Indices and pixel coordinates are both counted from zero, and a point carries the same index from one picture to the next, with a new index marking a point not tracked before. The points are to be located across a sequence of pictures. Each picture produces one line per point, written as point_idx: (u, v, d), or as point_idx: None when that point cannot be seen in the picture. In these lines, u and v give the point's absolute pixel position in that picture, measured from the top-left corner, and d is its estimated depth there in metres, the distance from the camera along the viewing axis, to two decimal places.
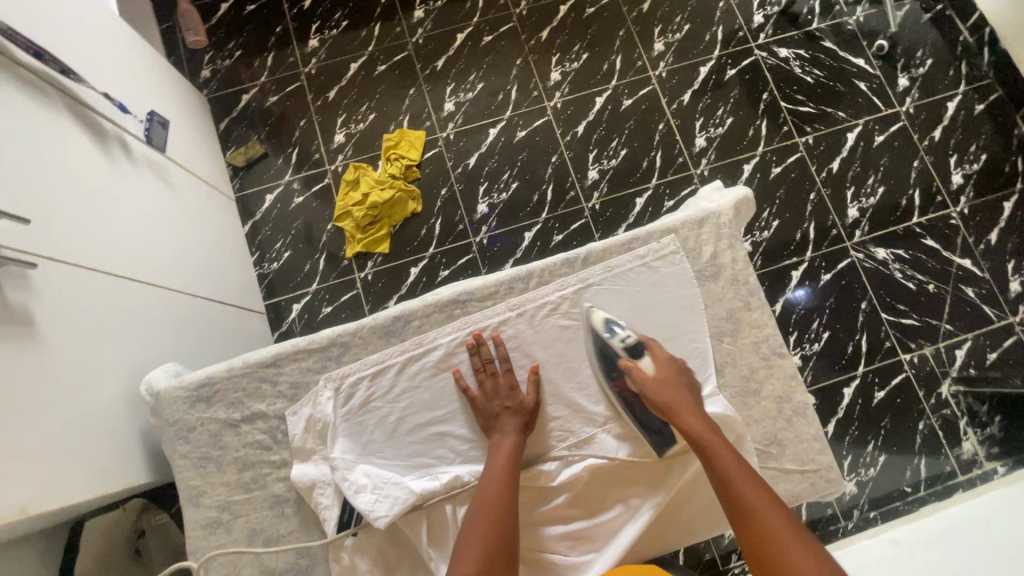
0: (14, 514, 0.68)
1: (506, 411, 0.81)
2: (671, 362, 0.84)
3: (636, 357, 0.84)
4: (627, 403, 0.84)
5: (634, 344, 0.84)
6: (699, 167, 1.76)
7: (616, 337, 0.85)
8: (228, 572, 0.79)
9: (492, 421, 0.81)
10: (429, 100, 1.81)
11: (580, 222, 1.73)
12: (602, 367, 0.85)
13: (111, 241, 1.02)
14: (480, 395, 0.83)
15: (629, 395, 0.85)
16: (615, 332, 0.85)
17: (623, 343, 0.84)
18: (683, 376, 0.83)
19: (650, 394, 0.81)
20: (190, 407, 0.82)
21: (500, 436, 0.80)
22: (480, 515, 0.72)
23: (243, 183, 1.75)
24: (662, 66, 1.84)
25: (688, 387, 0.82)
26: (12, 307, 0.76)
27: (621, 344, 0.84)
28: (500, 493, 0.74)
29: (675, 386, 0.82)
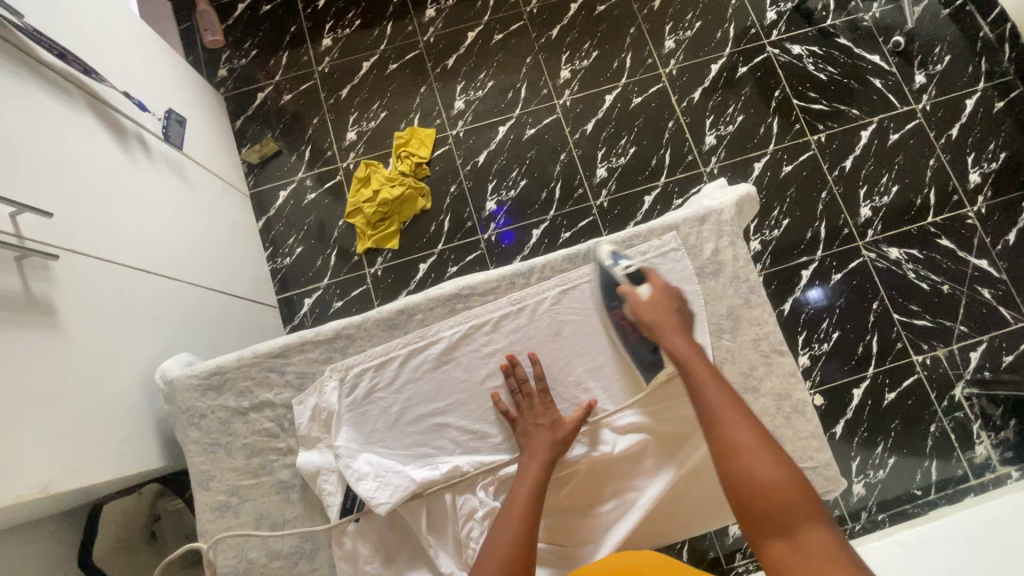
0: (36, 492, 0.72)
1: (539, 429, 0.82)
2: (667, 289, 0.85)
3: (635, 283, 0.85)
4: (621, 332, 0.87)
5: (636, 271, 0.86)
6: (708, 165, 1.75)
7: (620, 266, 0.87)
8: (235, 554, 0.81)
9: (526, 440, 0.81)
10: (439, 98, 1.83)
11: (587, 220, 1.73)
12: (603, 295, 0.88)
13: (129, 234, 1.05)
14: (518, 414, 0.83)
15: (625, 324, 0.87)
16: (620, 261, 0.87)
17: (626, 271, 0.86)
18: (675, 303, 0.84)
19: (643, 314, 0.83)
20: (202, 394, 0.85)
21: (530, 451, 0.80)
22: (506, 531, 0.71)
23: (258, 179, 1.79)
24: (672, 63, 1.83)
25: (678, 315, 0.83)
26: (35, 296, 0.80)
27: (624, 272, 0.86)
28: (526, 508, 0.73)
29: (667, 310, 0.83)
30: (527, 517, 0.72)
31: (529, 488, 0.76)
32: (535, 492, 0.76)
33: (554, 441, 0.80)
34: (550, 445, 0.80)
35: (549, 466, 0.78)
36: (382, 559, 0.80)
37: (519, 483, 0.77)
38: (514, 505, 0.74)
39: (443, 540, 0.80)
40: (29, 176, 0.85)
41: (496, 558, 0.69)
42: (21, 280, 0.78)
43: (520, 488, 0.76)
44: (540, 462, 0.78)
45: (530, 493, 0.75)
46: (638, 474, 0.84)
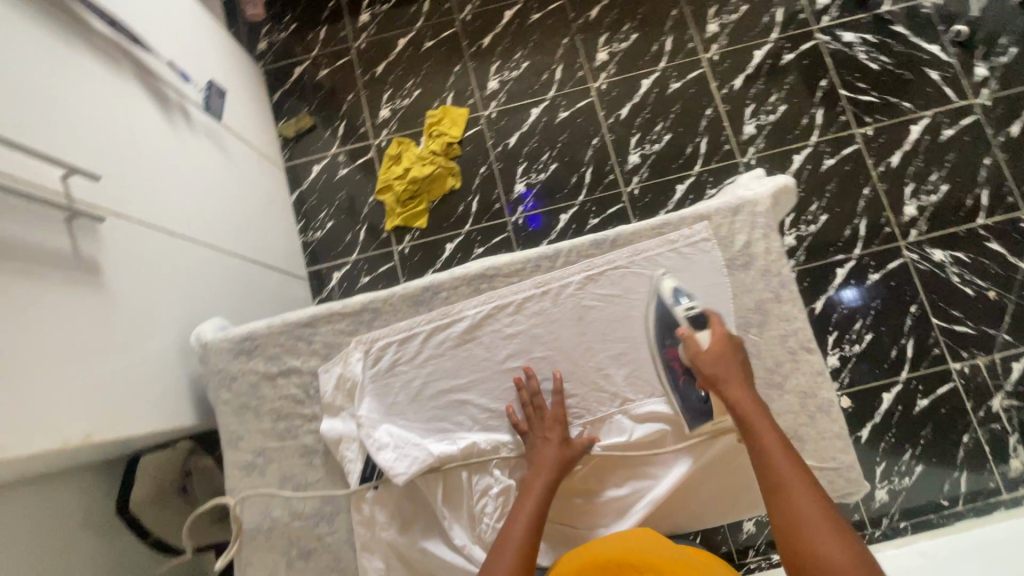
0: (79, 440, 0.76)
1: (547, 443, 0.81)
2: (730, 337, 0.82)
3: (695, 327, 0.82)
4: (671, 374, 0.84)
5: (699, 314, 0.82)
6: (746, 155, 1.70)
7: (679, 307, 0.83)
8: (259, 511, 0.85)
9: (533, 454, 0.81)
10: (474, 77, 1.82)
11: (617, 207, 1.71)
12: (658, 334, 0.84)
13: (169, 201, 1.09)
14: (529, 426, 0.83)
15: (677, 365, 0.84)
16: (681, 300, 0.83)
17: (688, 313, 0.82)
18: (737, 351, 0.81)
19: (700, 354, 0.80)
20: (233, 357, 0.88)
21: (535, 466, 0.80)
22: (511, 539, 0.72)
23: (293, 153, 1.82)
24: (714, 48, 1.77)
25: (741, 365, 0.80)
26: (82, 256, 0.84)
27: (684, 313, 0.82)
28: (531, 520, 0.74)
29: (733, 355, 0.80)
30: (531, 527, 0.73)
31: (535, 500, 0.76)
32: (541, 506, 0.76)
33: (561, 457, 0.80)
34: (554, 458, 0.79)
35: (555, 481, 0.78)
36: (399, 526, 0.81)
37: (521, 500, 0.77)
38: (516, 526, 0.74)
39: (457, 515, 0.81)
40: (79, 141, 0.89)
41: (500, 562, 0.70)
42: (70, 240, 0.82)
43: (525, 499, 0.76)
44: (543, 479, 0.78)
45: (535, 508, 0.76)
46: (649, 463, 0.84)
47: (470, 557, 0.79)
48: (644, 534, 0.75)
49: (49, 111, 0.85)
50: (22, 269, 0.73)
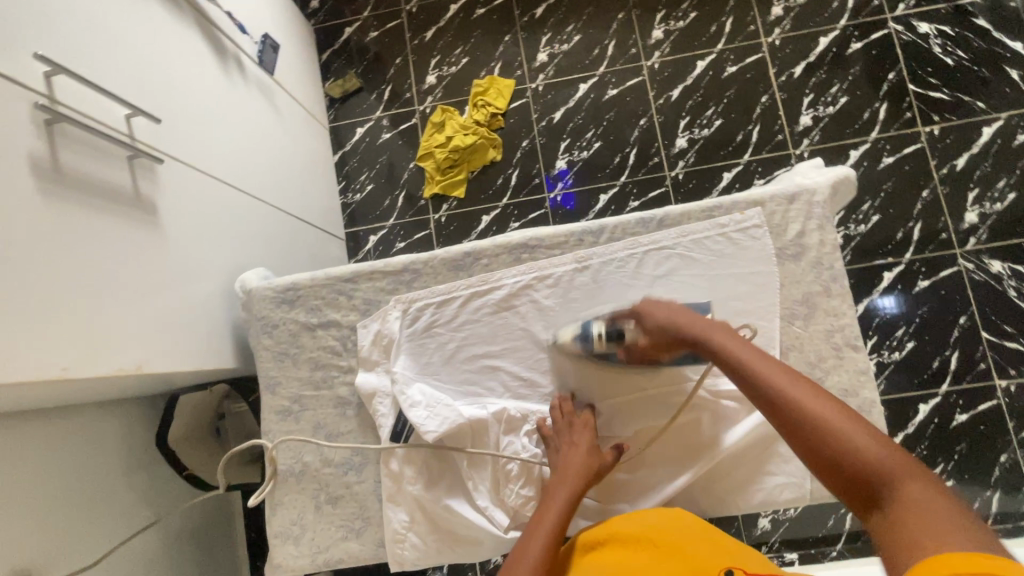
0: (133, 369, 0.80)
1: (574, 447, 0.78)
2: (644, 311, 0.78)
3: (622, 338, 0.79)
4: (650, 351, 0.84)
5: (611, 329, 0.80)
6: (798, 147, 1.64)
7: (592, 337, 0.80)
8: (292, 455, 0.88)
9: (559, 458, 0.78)
10: (523, 48, 1.78)
11: (658, 190, 1.67)
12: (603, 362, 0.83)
13: (222, 150, 1.11)
14: (555, 431, 0.81)
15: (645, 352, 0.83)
16: (586, 330, 0.81)
17: (603, 334, 0.80)
18: (660, 308, 0.77)
19: (647, 351, 0.78)
20: (275, 306, 0.91)
21: (561, 471, 0.77)
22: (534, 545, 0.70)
23: (338, 114, 1.83)
24: (777, 33, 1.69)
25: (672, 314, 0.75)
26: (142, 195, 0.87)
27: (602, 341, 0.80)
28: (553, 528, 0.71)
29: (657, 324, 0.76)
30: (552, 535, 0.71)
31: (559, 507, 0.73)
32: (564, 514, 0.73)
33: (588, 463, 0.77)
34: (584, 461, 0.77)
35: (579, 489, 0.75)
36: (424, 482, 0.83)
37: (544, 505, 0.74)
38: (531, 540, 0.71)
39: (481, 477, 0.83)
40: (143, 83, 0.92)
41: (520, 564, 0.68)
42: (131, 179, 0.85)
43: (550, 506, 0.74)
44: (569, 484, 0.75)
45: (560, 514, 0.73)
46: (675, 445, 0.83)
47: (491, 519, 0.81)
48: (667, 511, 0.74)
49: (115, 49, 0.87)
50: (88, 202, 0.76)
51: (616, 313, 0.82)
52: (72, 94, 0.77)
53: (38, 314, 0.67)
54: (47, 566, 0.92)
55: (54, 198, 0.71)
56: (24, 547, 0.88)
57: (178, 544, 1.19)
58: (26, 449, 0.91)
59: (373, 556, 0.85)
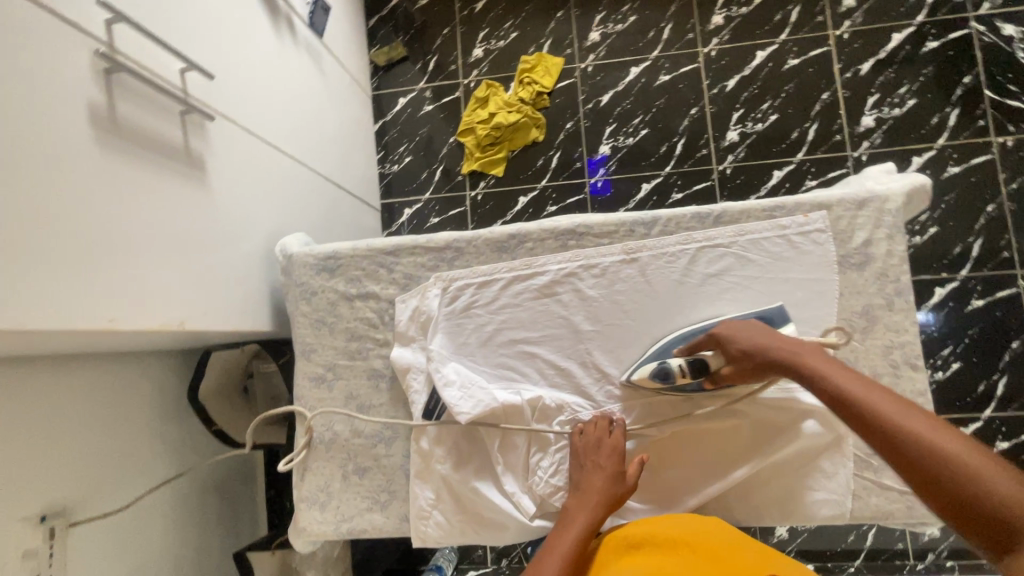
0: (176, 324, 0.80)
1: (599, 469, 0.76)
2: (725, 336, 0.75)
3: (703, 368, 0.77)
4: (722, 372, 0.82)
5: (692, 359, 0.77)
6: (857, 149, 1.56)
7: (674, 371, 0.78)
8: (323, 422, 0.88)
9: (582, 479, 0.76)
10: (575, 26, 1.72)
11: (704, 184, 1.62)
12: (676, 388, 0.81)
13: (269, 111, 1.10)
14: (583, 444, 0.78)
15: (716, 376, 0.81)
16: (665, 366, 0.78)
17: (682, 365, 0.77)
18: (744, 332, 0.74)
19: (733, 380, 0.76)
20: (315, 273, 0.90)
21: (583, 493, 0.75)
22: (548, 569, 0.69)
23: (381, 82, 1.80)
24: (846, 26, 1.60)
25: (756, 336, 0.73)
26: (192, 151, 0.86)
27: (681, 372, 0.77)
28: (570, 554, 0.70)
29: (741, 349, 0.73)
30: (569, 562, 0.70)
31: (576, 533, 0.72)
32: (581, 541, 0.72)
33: (610, 488, 0.75)
34: (601, 495, 0.74)
35: (600, 514, 0.73)
36: (453, 462, 0.83)
37: (562, 528, 0.73)
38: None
39: (511, 463, 0.82)
40: (199, 37, 0.90)
41: None
42: (183, 134, 0.84)
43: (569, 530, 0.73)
44: (580, 526, 0.73)
45: (578, 541, 0.72)
46: (712, 450, 0.81)
47: (517, 506, 0.80)
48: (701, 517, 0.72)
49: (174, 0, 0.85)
50: (141, 155, 0.76)
51: (689, 344, 0.80)
52: (131, 43, 0.76)
53: (89, 265, 0.67)
54: (80, 506, 0.95)
55: (109, 148, 0.71)
56: (58, 485, 0.91)
57: (202, 496, 1.23)
58: (65, 392, 0.93)
59: (395, 529, 0.86)
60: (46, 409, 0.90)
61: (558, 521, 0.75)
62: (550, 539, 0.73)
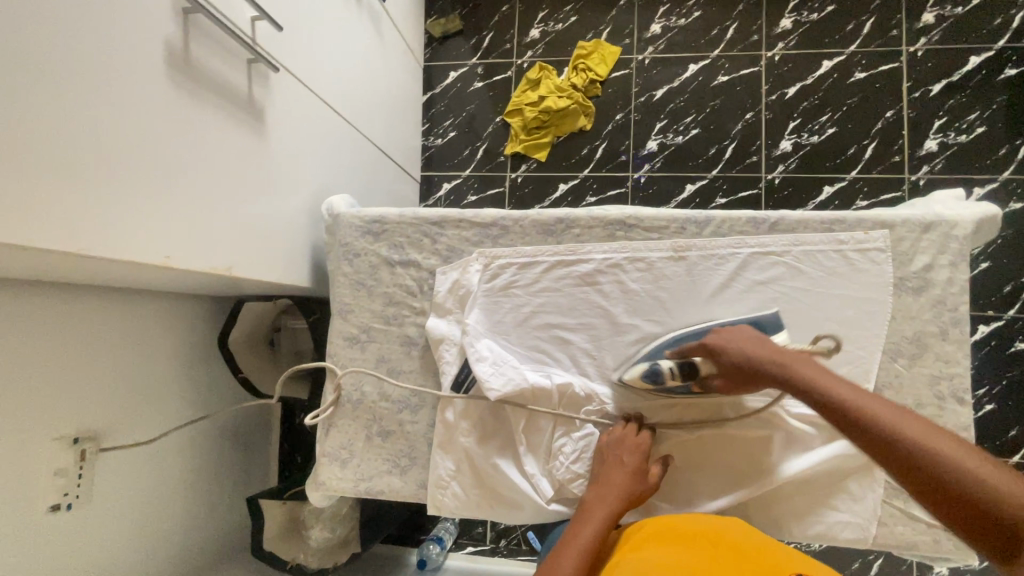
0: (224, 269, 0.81)
1: (620, 464, 0.76)
2: (714, 344, 0.73)
3: (693, 373, 0.76)
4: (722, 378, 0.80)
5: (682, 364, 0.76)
6: (915, 174, 1.50)
7: (663, 373, 0.76)
8: (352, 382, 0.89)
9: (603, 474, 0.76)
10: (637, 16, 1.68)
11: (749, 191, 1.58)
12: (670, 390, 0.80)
13: (329, 71, 1.10)
14: (608, 440, 0.79)
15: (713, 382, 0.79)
16: (656, 368, 0.77)
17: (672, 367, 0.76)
18: (733, 342, 0.72)
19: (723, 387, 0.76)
20: (360, 235, 0.91)
21: (603, 487, 0.75)
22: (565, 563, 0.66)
23: (434, 54, 1.79)
24: (921, 43, 1.53)
25: (743, 346, 0.71)
26: (254, 101, 0.87)
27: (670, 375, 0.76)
28: (588, 548, 0.69)
29: (730, 360, 0.71)
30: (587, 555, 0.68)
31: (596, 528, 0.71)
32: (600, 536, 0.70)
33: (631, 484, 0.75)
34: (621, 490, 0.74)
35: (620, 510, 0.73)
36: (477, 436, 0.84)
37: (582, 521, 0.72)
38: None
39: (534, 444, 0.83)
40: None
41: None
42: (247, 82, 0.85)
43: (589, 525, 0.71)
44: (594, 527, 0.71)
45: (596, 535, 0.70)
46: (739, 458, 0.80)
47: (535, 486, 0.81)
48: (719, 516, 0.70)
49: None
50: (206, 97, 0.77)
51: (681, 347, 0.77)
52: None
53: (150, 199, 0.68)
54: (112, 434, 0.98)
55: (179, 88, 0.72)
56: (93, 411, 0.94)
57: (222, 439, 1.26)
58: (108, 323, 0.96)
59: (412, 495, 0.87)
60: (88, 337, 0.92)
61: (576, 516, 0.73)
62: (568, 532, 0.71)
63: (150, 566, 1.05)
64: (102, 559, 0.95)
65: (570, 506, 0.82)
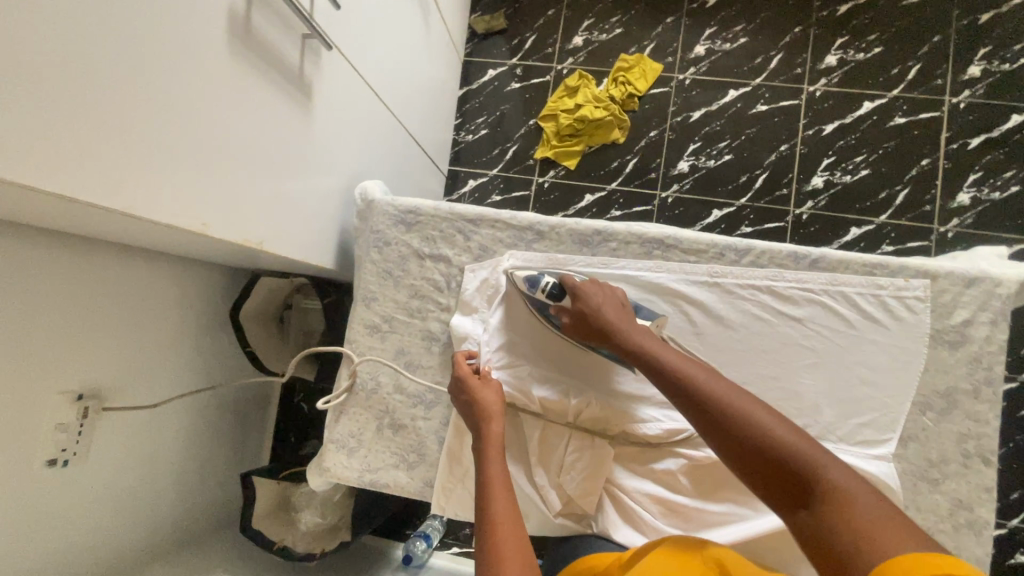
0: (256, 243, 0.80)
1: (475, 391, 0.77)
2: (581, 287, 0.77)
3: (559, 300, 0.80)
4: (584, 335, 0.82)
5: (555, 288, 0.80)
6: (944, 225, 1.49)
7: (539, 286, 0.81)
8: (369, 371, 0.88)
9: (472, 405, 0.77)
10: (683, 35, 1.67)
11: (776, 224, 1.57)
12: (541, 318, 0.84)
13: (377, 55, 1.09)
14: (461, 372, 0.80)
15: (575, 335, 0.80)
16: (534, 280, 0.81)
17: (546, 290, 0.80)
18: (594, 294, 0.76)
19: (572, 328, 0.78)
20: (393, 223, 0.90)
21: (482, 413, 0.75)
22: (496, 503, 0.64)
23: (474, 50, 1.79)
24: (964, 95, 1.52)
25: (601, 306, 0.75)
26: (304, 76, 0.85)
27: (542, 291, 0.80)
28: (502, 481, 0.67)
29: (587, 307, 0.76)
30: (503, 485, 0.67)
31: (498, 461, 0.69)
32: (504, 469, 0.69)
33: (500, 404, 0.76)
34: (497, 407, 0.76)
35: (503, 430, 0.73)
36: None
37: (483, 454, 0.71)
38: (513, 550, 0.59)
39: (546, 457, 0.83)
40: None
41: (505, 530, 0.61)
42: (300, 57, 0.84)
43: (492, 459, 0.69)
44: (496, 455, 0.70)
45: (500, 465, 0.69)
46: (753, 494, 0.79)
47: (544, 499, 0.82)
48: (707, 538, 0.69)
49: None
50: (260, 68, 0.76)
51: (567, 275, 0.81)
52: None
53: (196, 165, 0.67)
54: (116, 395, 0.96)
55: (236, 57, 0.71)
56: (101, 370, 0.92)
57: (221, 411, 1.25)
58: (126, 282, 0.94)
59: (416, 492, 0.86)
60: (104, 292, 0.90)
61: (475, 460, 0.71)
62: (478, 473, 0.69)
63: (138, 530, 1.03)
64: (94, 519, 0.94)
65: (576, 520, 0.84)
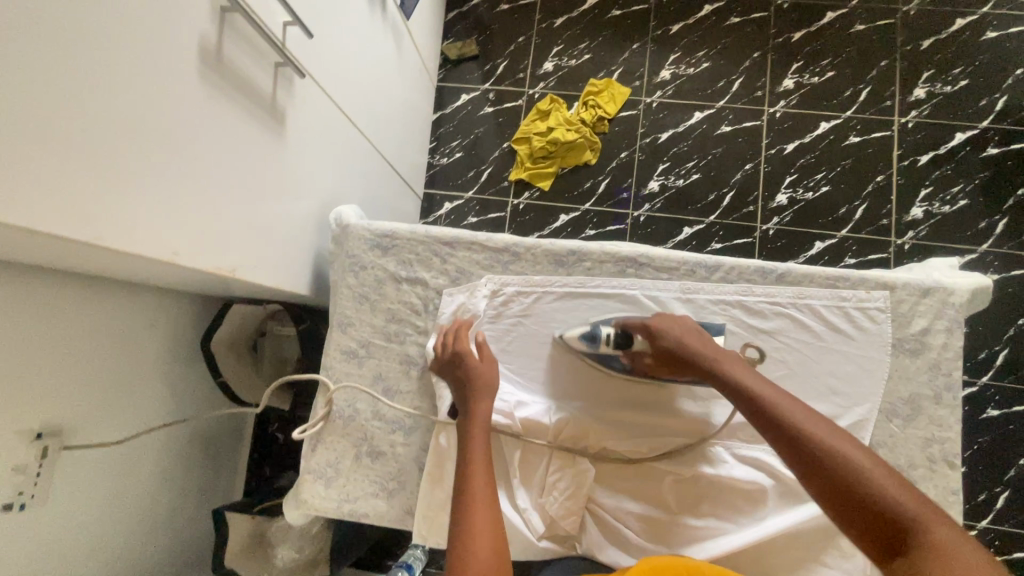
0: (229, 270, 0.79)
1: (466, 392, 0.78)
2: (656, 328, 0.78)
3: (628, 345, 0.80)
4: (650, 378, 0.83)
5: (619, 335, 0.81)
6: (901, 237, 1.57)
7: (600, 338, 0.82)
8: (346, 398, 0.87)
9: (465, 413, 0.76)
10: (649, 60, 1.74)
11: (744, 239, 1.62)
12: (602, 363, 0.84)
13: (351, 82, 1.10)
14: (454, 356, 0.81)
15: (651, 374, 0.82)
16: (593, 332, 0.82)
17: (609, 337, 0.81)
18: (673, 329, 0.77)
19: (655, 367, 0.80)
20: (368, 248, 0.90)
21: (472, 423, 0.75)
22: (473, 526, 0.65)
23: (447, 75, 1.82)
24: (912, 116, 1.61)
25: (685, 336, 0.76)
26: (277, 103, 0.86)
27: (605, 341, 0.81)
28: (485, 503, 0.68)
29: (670, 343, 0.76)
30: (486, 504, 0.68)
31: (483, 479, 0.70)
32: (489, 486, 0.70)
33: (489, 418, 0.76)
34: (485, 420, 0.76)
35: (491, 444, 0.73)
36: None
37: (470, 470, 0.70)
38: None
39: (527, 477, 0.83)
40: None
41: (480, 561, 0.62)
42: (272, 86, 0.85)
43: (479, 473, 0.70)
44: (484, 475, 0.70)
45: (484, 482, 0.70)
46: (732, 509, 0.80)
47: (527, 522, 0.81)
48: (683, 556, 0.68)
49: None
50: (233, 97, 0.76)
51: (625, 320, 0.82)
52: None
53: (168, 196, 0.67)
54: (76, 433, 0.92)
55: (209, 88, 0.71)
56: (63, 407, 0.89)
57: (192, 445, 1.21)
58: (92, 314, 0.92)
59: (397, 520, 0.84)
60: (67, 325, 0.87)
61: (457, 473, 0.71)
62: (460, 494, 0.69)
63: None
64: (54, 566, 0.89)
65: (559, 542, 0.83)
